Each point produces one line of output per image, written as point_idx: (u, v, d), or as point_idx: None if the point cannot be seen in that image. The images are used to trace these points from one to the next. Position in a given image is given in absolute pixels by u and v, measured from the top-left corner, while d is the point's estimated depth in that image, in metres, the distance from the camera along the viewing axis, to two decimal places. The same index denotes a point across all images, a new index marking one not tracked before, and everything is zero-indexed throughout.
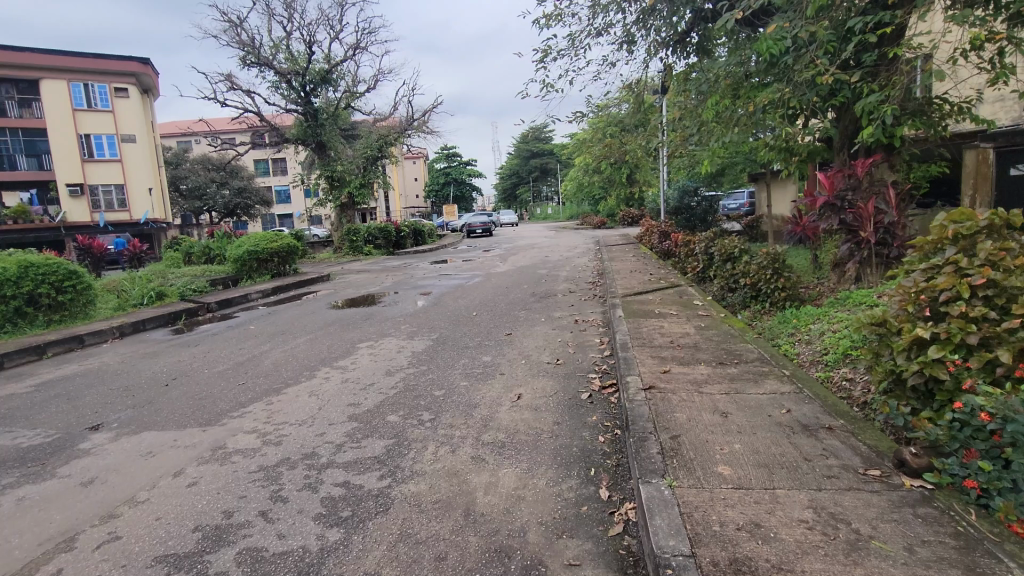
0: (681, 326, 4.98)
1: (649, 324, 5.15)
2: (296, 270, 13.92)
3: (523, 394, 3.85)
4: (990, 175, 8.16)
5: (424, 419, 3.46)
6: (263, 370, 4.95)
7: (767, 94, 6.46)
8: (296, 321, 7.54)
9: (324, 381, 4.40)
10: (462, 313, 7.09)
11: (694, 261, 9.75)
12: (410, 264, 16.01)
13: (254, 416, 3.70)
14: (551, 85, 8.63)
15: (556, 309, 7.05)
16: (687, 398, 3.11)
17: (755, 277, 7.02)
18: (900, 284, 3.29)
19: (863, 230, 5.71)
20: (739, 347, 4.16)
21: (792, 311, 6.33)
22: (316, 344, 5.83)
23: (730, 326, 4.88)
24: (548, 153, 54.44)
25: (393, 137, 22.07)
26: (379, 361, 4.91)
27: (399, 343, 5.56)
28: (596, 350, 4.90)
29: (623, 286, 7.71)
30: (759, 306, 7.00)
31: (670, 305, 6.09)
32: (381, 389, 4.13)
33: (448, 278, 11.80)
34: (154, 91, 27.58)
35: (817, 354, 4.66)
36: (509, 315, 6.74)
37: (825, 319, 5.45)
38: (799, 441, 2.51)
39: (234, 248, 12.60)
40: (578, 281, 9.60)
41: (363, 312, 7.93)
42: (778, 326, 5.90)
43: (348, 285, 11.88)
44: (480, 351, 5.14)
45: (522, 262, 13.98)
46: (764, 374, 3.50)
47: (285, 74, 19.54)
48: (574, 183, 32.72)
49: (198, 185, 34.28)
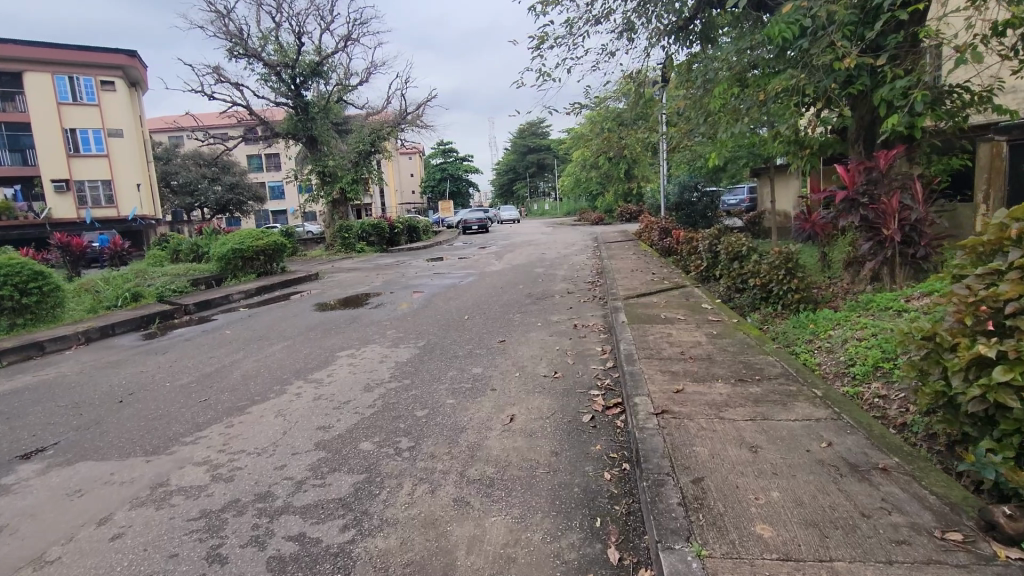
0: (691, 334, 4.53)
1: (655, 332, 4.69)
2: (285, 269, 13.44)
3: (516, 415, 3.39)
4: (1003, 169, 7.73)
5: (402, 447, 3.00)
6: (231, 383, 4.48)
7: (780, 81, 6.03)
8: (276, 325, 7.08)
9: (295, 398, 3.94)
10: (452, 317, 6.64)
11: (698, 259, 9.31)
12: (403, 262, 15.57)
13: (208, 442, 3.24)
14: (547, 74, 8.18)
15: (553, 312, 6.60)
16: (707, 427, 2.67)
17: (766, 277, 6.58)
18: (951, 291, 2.82)
19: (886, 227, 5.27)
20: (759, 360, 3.72)
21: (808, 314, 5.89)
22: (293, 353, 5.37)
23: (745, 334, 4.44)
24: (545, 149, 53.95)
25: (386, 131, 21.58)
26: (358, 373, 4.45)
27: (382, 352, 5.10)
28: (597, 361, 4.44)
29: (624, 287, 7.26)
30: (771, 309, 6.56)
31: (677, 308, 5.65)
32: (357, 409, 3.67)
33: (441, 276, 11.35)
34: (142, 85, 27.00)
35: (841, 366, 4.21)
36: (502, 320, 6.28)
37: (846, 325, 5.01)
38: (850, 488, 2.05)
39: (219, 246, 12.15)
40: (576, 281, 9.16)
41: (349, 315, 7.46)
42: (793, 332, 5.47)
43: (336, 284, 11.41)
44: (469, 361, 4.68)
45: (518, 260, 13.53)
46: (793, 394, 3.05)
47: (274, 65, 19.01)
48: (571, 177, 32.22)
49: (189, 180, 33.72)
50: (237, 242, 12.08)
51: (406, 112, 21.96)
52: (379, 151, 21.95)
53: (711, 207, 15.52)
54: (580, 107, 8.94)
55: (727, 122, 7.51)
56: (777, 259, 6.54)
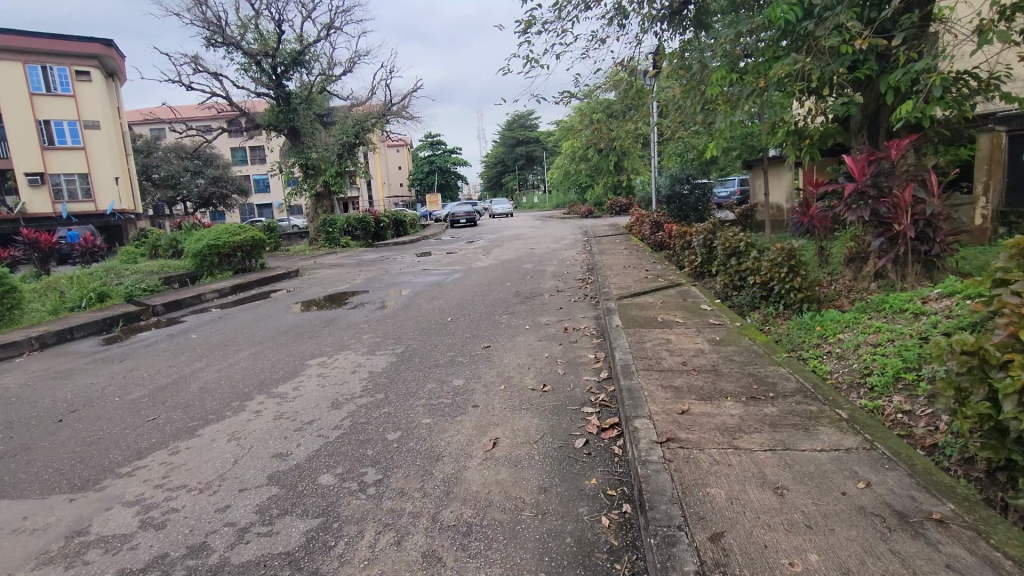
0: (692, 341, 4.15)
1: (651, 337, 4.32)
2: (264, 266, 12.94)
3: (499, 439, 3.00)
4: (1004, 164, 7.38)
5: (367, 482, 2.60)
6: (186, 398, 4.03)
7: (783, 66, 5.66)
8: (247, 327, 6.62)
9: (254, 417, 3.52)
10: (435, 319, 6.23)
11: (692, 255, 8.96)
12: (388, 258, 15.10)
13: (146, 475, 2.81)
14: (536, 60, 7.74)
15: (542, 313, 6.20)
16: (721, 460, 2.29)
17: (767, 274, 6.22)
18: (998, 298, 2.44)
19: (898, 222, 4.92)
20: (770, 372, 3.35)
21: (812, 315, 5.54)
22: (260, 361, 4.93)
23: (752, 341, 4.07)
24: (534, 141, 53.42)
25: (371, 122, 21.04)
26: (328, 386, 4.04)
27: (356, 361, 4.69)
28: (590, 371, 4.06)
29: (617, 286, 6.87)
30: (771, 308, 6.22)
31: (674, 309, 5.27)
32: (321, 431, 3.25)
33: (427, 273, 10.91)
34: (120, 75, 26.21)
35: (855, 375, 3.86)
36: (488, 322, 5.89)
37: (856, 328, 4.66)
38: (903, 549, 1.68)
39: (194, 242, 11.63)
40: (567, 278, 8.77)
41: (325, 316, 7.02)
42: (797, 334, 5.11)
43: (317, 281, 10.94)
44: (450, 372, 4.28)
45: (507, 255, 13.10)
46: (813, 416, 2.68)
47: (254, 54, 18.37)
48: (560, 170, 31.83)
49: (171, 174, 32.88)
50: (212, 238, 11.56)
51: (391, 103, 21.41)
52: (364, 143, 21.42)
53: (703, 199, 15.19)
54: (570, 97, 8.53)
55: (724, 112, 7.13)
56: (778, 255, 6.18)
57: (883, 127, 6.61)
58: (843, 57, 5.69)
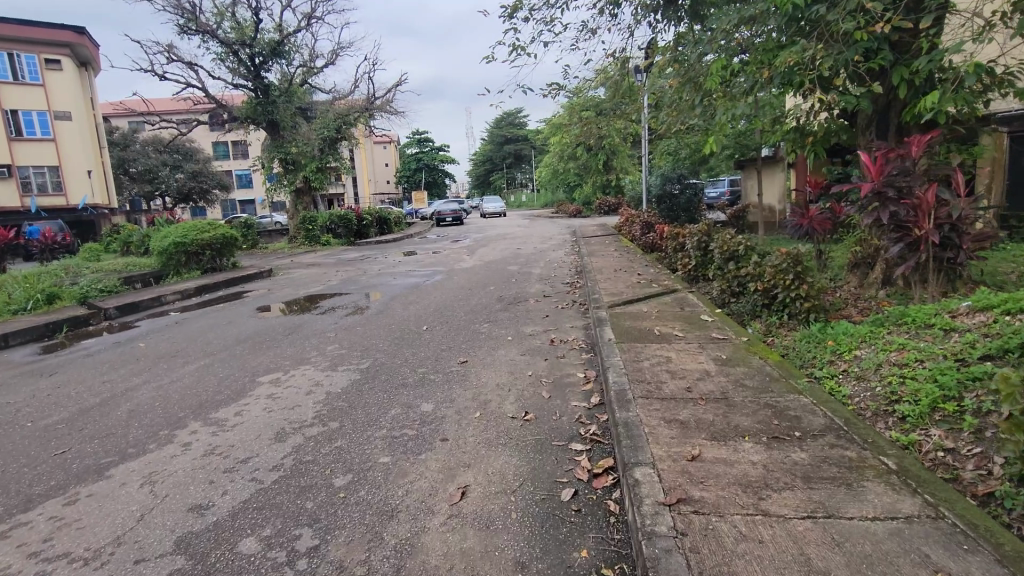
0: (695, 360, 3.65)
1: (648, 355, 3.81)
2: (236, 265, 12.28)
3: (470, 488, 2.47)
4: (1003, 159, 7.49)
5: (298, 553, 2.05)
6: (108, 424, 3.44)
7: (791, 54, 5.17)
8: (203, 334, 6.01)
9: (180, 453, 2.95)
10: (409, 327, 5.68)
11: (686, 258, 8.49)
12: (368, 257, 14.49)
13: (22, 537, 2.23)
14: (521, 48, 7.22)
15: (526, 322, 5.67)
16: (748, 533, 1.78)
17: (771, 281, 5.74)
18: None
19: (920, 226, 4.46)
20: (791, 402, 2.86)
21: (821, 327, 5.08)
22: (206, 378, 4.34)
23: (764, 361, 3.58)
24: (522, 139, 52.89)
25: (353, 116, 20.38)
26: (274, 412, 3.47)
27: (314, 378, 4.13)
28: (580, 395, 3.54)
29: (608, 291, 6.36)
30: (775, 318, 5.74)
31: (672, 320, 4.77)
32: (257, 472, 2.70)
33: (406, 275, 10.35)
34: (93, 65, 25.31)
35: (880, 401, 3.38)
36: (466, 332, 5.34)
37: (875, 344, 4.19)
38: None
39: (159, 239, 10.98)
40: (554, 281, 8.26)
41: (291, 323, 6.43)
42: (806, 349, 4.65)
43: (290, 282, 10.32)
44: (419, 393, 3.73)
45: (492, 255, 12.56)
46: (854, 466, 2.18)
47: (231, 44, 17.66)
48: (548, 168, 31.26)
49: (149, 167, 31.89)
50: (178, 235, 10.91)
51: (375, 97, 20.76)
52: (346, 138, 20.74)
53: (695, 199, 14.71)
54: (558, 91, 8.02)
55: (724, 106, 6.65)
56: (782, 261, 5.70)
57: (893, 124, 6.17)
58: (857, 44, 5.21)
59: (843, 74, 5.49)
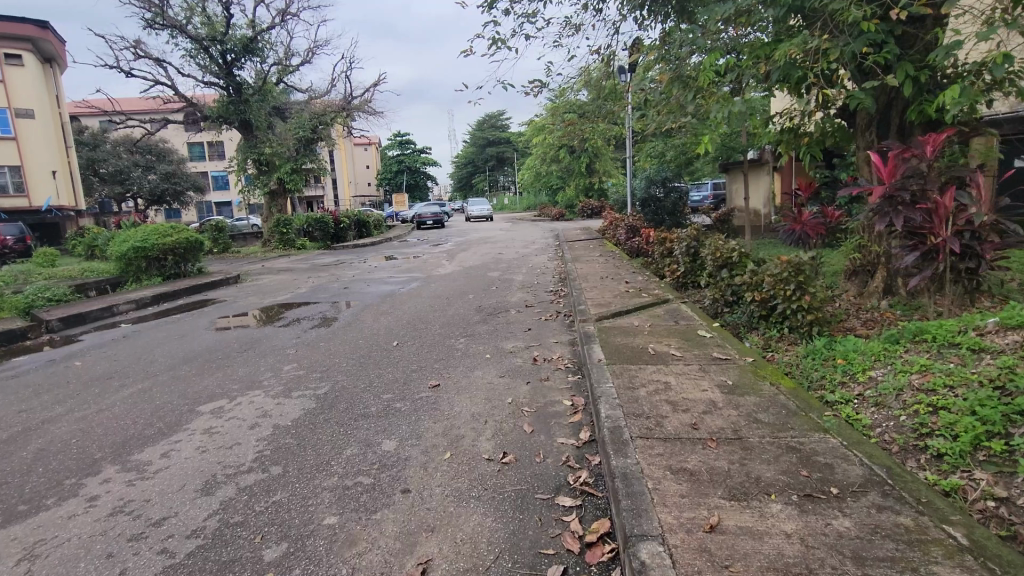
0: (698, 387, 3.19)
1: (644, 380, 3.35)
2: (202, 270, 11.63)
3: (432, 565, 1.98)
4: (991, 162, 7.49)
5: None
6: (6, 468, 2.88)
7: (794, 45, 4.76)
8: (150, 351, 5.43)
9: (81, 511, 2.40)
10: (379, 342, 5.17)
11: (674, 264, 8.08)
12: (344, 261, 13.91)
13: None
14: (502, 41, 6.76)
15: (507, 336, 5.20)
16: None
17: (769, 291, 5.32)
18: None
19: (935, 234, 4.06)
20: (818, 445, 2.41)
21: (826, 344, 4.67)
22: (140, 405, 3.79)
23: (776, 388, 3.13)
24: (504, 142, 52.53)
25: (329, 116, 19.75)
26: (207, 453, 2.95)
27: (263, 407, 3.61)
28: (567, 430, 3.07)
29: (594, 302, 5.92)
30: (774, 331, 5.32)
31: (667, 337, 4.33)
32: (170, 541, 2.17)
33: (382, 282, 9.82)
34: (58, 61, 24.31)
35: (908, 435, 2.97)
36: (440, 349, 4.85)
37: (892, 364, 3.79)
38: None
39: (118, 243, 10.32)
40: (537, 290, 7.80)
41: (250, 337, 5.88)
42: (812, 367, 4.24)
43: (257, 289, 9.72)
44: (382, 426, 3.23)
45: (472, 260, 12.07)
46: (914, 542, 1.75)
47: (201, 39, 16.97)
48: (530, 171, 30.80)
49: (119, 168, 30.75)
50: (138, 239, 10.26)
51: (352, 97, 20.16)
52: (323, 139, 20.09)
53: (680, 203, 14.36)
54: (542, 90, 7.56)
55: (717, 105, 6.25)
56: (782, 269, 5.29)
57: (894, 123, 5.81)
58: (862, 36, 4.82)
59: (846, 69, 5.10)
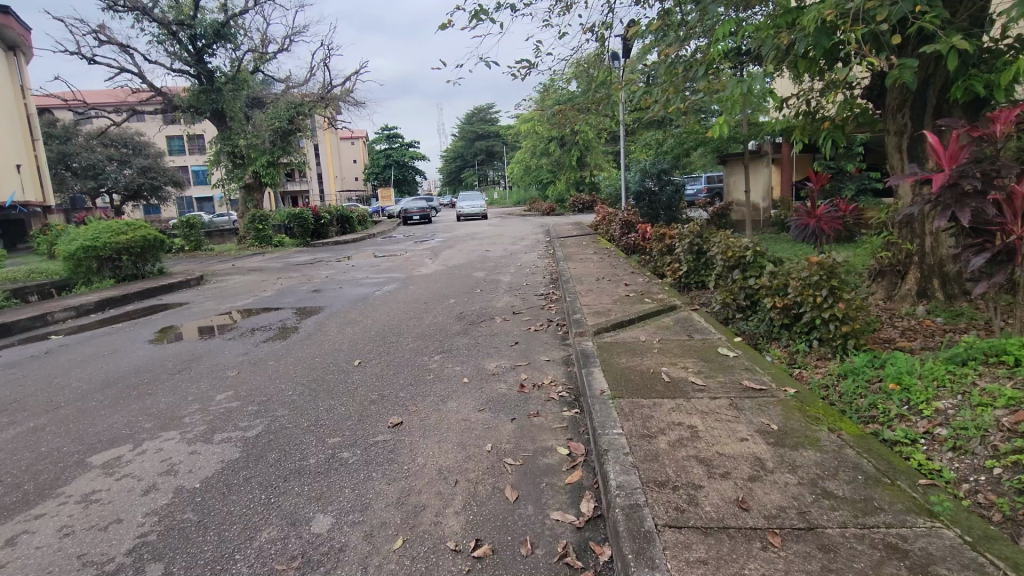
0: (734, 436, 2.42)
1: (662, 424, 2.58)
2: (163, 270, 10.74)
3: None
4: None
5: None
6: None
7: (828, 6, 4.00)
8: (68, 371, 4.62)
9: None
10: (337, 361, 4.38)
11: (677, 262, 7.32)
12: (321, 260, 13.07)
13: None
14: (483, 10, 5.96)
15: (491, 353, 4.41)
16: None
17: (795, 296, 4.57)
18: None
19: (1009, 232, 3.30)
20: (930, 545, 1.65)
21: (868, 362, 3.91)
22: (17, 454, 2.98)
23: (838, 436, 2.37)
24: (493, 136, 51.69)
25: (307, 106, 18.77)
26: (71, 538, 2.16)
27: (172, 459, 2.82)
28: (564, 499, 2.28)
29: (591, 309, 5.16)
30: (800, 343, 4.57)
31: (683, 356, 3.59)
32: None
33: (356, 283, 8.99)
34: (23, 49, 23.11)
35: (1017, 501, 2.22)
36: (409, 370, 4.06)
37: (966, 394, 3.05)
38: None
39: (66, 242, 9.46)
40: (526, 292, 7.03)
41: (191, 353, 5.07)
42: (858, 393, 3.50)
43: (220, 291, 8.88)
44: (319, 489, 2.45)
45: (458, 259, 11.26)
46: None
47: (168, 24, 15.98)
48: (520, 164, 29.91)
49: (92, 163, 29.44)
50: (89, 238, 9.40)
51: (332, 87, 19.24)
52: (300, 130, 19.13)
53: (676, 196, 13.61)
54: (530, 71, 6.76)
55: (728, 82, 5.48)
56: (811, 273, 4.50)
57: (932, 104, 5.09)
58: None
59: (885, 37, 4.35)
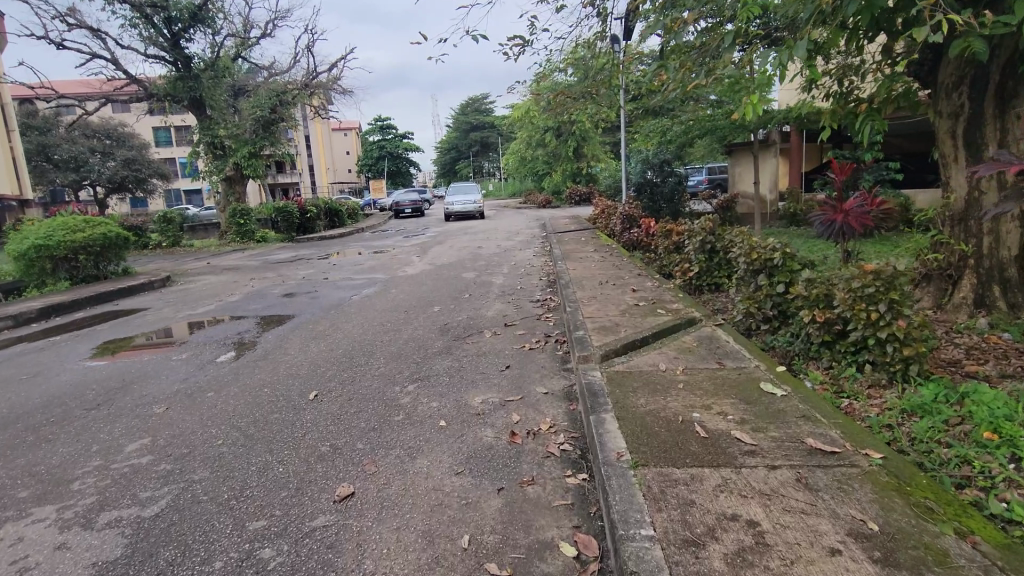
0: (822, 543, 1.67)
1: (713, 518, 1.81)
2: (127, 268, 9.89)
3: None
4: None
5: None
6: None
7: None
8: None
9: None
10: (287, 394, 3.58)
11: (687, 262, 6.53)
12: (301, 257, 12.23)
13: None
14: None
15: (476, 382, 3.62)
16: None
17: (841, 309, 3.79)
18: None
19: None
20: None
21: (942, 396, 3.15)
22: None
23: (974, 547, 1.63)
24: (488, 126, 50.68)
25: (291, 94, 17.85)
26: None
27: (27, 560, 2.03)
28: None
29: (595, 324, 4.37)
30: (846, 364, 3.81)
31: (719, 395, 2.82)
32: None
33: (334, 285, 8.18)
34: None
35: None
36: (375, 408, 3.27)
37: None
38: None
39: (16, 240, 8.61)
40: (519, 299, 6.23)
41: (121, 378, 4.26)
42: (942, 440, 2.74)
43: (183, 295, 8.07)
44: None
45: (447, 257, 10.44)
46: None
47: (141, 6, 15.03)
48: (514, 156, 29.00)
49: (73, 155, 28.37)
50: (42, 235, 8.56)
51: (318, 74, 18.33)
52: (284, 120, 18.20)
53: (679, 188, 12.81)
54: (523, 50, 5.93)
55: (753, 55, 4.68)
56: (865, 283, 3.71)
57: (996, 81, 4.31)
58: None
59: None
